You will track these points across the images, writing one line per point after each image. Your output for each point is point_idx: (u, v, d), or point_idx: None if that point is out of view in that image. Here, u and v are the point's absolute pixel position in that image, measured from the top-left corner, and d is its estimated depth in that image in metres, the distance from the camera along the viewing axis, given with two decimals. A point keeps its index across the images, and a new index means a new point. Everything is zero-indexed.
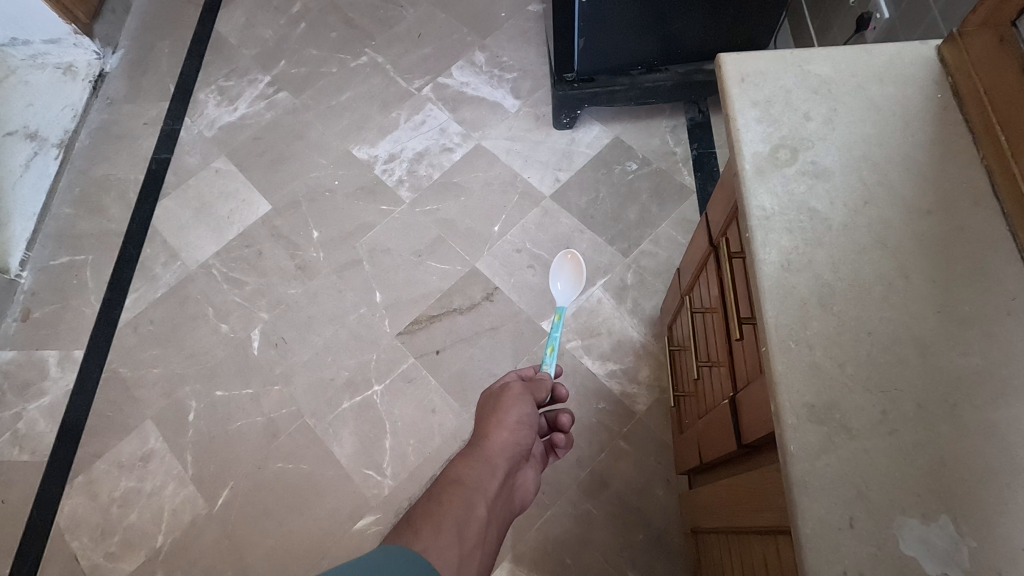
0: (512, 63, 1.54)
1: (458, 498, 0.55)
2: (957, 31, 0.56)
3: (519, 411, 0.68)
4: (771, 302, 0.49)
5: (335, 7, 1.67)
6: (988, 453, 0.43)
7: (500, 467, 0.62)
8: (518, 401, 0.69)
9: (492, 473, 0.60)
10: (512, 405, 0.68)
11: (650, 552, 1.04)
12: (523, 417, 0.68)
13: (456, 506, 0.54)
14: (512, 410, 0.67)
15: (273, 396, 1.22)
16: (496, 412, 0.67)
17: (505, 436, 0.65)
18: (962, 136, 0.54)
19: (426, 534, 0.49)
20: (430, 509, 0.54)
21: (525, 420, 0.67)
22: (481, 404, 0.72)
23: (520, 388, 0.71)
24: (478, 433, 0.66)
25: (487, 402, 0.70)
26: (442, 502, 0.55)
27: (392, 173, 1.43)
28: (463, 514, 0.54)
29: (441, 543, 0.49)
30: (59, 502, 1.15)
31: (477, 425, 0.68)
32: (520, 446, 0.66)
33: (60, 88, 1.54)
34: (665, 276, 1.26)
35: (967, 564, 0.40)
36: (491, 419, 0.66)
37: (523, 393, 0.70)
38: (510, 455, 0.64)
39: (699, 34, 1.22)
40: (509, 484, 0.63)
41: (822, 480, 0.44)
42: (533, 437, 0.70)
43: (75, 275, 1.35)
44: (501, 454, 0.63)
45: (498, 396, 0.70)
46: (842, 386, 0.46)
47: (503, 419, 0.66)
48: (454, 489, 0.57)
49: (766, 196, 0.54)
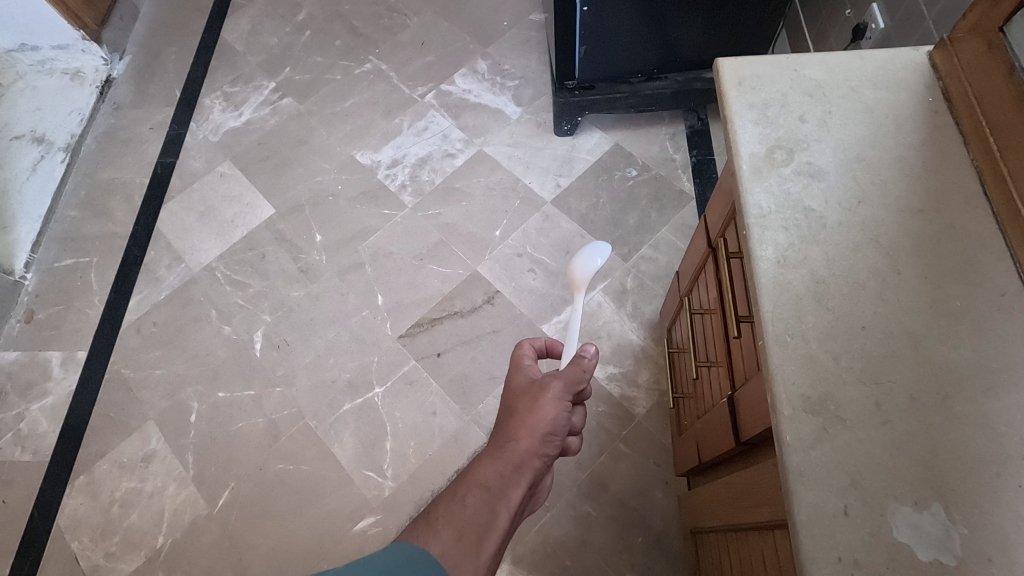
0: (513, 70, 1.56)
1: (480, 502, 0.53)
2: (947, 37, 0.58)
3: (553, 419, 0.61)
4: (766, 298, 0.51)
5: (340, 15, 1.70)
6: (978, 443, 0.44)
7: (526, 476, 0.57)
8: (554, 404, 0.61)
9: (517, 481, 0.56)
10: (545, 408, 0.61)
11: (650, 554, 1.05)
12: (555, 426, 0.61)
13: (478, 512, 0.52)
14: (546, 417, 0.60)
15: (274, 397, 1.22)
16: (530, 416, 0.60)
17: (535, 444, 0.59)
18: (953, 138, 0.56)
19: (446, 536, 0.49)
20: (451, 510, 0.52)
21: (555, 430, 0.61)
22: (509, 394, 0.65)
23: (557, 388, 0.62)
24: (504, 431, 0.60)
25: (518, 397, 0.63)
26: (464, 506, 0.52)
27: (395, 178, 1.45)
28: (485, 520, 0.51)
29: (460, 549, 0.48)
30: (60, 502, 1.15)
31: (503, 420, 0.62)
32: (548, 457, 0.60)
33: (68, 93, 1.56)
34: (664, 281, 1.28)
35: (959, 551, 0.41)
36: (523, 422, 0.60)
37: (561, 396, 0.62)
38: (537, 464, 0.59)
39: (698, 43, 1.24)
40: (530, 491, 0.60)
41: (819, 469, 0.45)
42: (562, 441, 0.64)
43: (79, 277, 1.36)
44: (530, 463, 0.58)
45: (532, 395, 0.62)
46: (837, 378, 0.47)
47: (535, 425, 0.60)
48: (478, 492, 0.54)
49: (762, 194, 0.55)
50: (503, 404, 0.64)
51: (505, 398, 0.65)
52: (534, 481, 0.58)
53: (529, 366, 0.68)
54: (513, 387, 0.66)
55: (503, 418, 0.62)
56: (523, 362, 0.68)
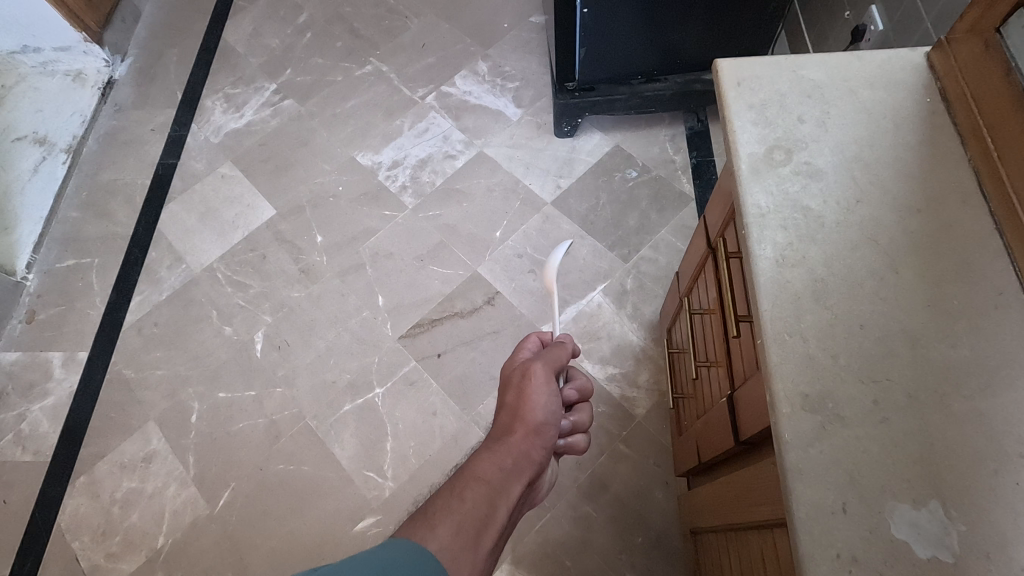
0: (513, 72, 1.57)
1: (479, 496, 0.53)
2: (944, 38, 0.58)
3: (544, 409, 0.62)
4: (765, 297, 0.51)
5: (340, 17, 1.71)
6: (975, 441, 0.44)
7: (525, 470, 0.58)
8: (543, 394, 0.63)
9: (516, 473, 0.57)
10: (538, 398, 0.63)
11: (650, 555, 1.05)
12: (546, 417, 0.62)
13: (477, 506, 0.52)
14: (537, 407, 0.62)
15: (275, 398, 1.23)
16: (522, 407, 0.62)
17: (530, 434, 0.60)
18: (950, 139, 0.56)
19: (443, 531, 0.48)
20: (449, 504, 0.51)
21: (548, 421, 0.63)
22: (502, 388, 0.66)
23: (548, 378, 0.64)
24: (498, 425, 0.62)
25: (509, 391, 0.65)
26: (463, 500, 0.52)
27: (395, 179, 1.45)
28: (484, 514, 0.51)
29: (457, 545, 0.48)
30: (61, 502, 1.15)
31: (498, 415, 0.64)
32: (544, 449, 0.62)
33: (70, 95, 1.57)
34: (664, 282, 1.28)
35: (957, 547, 0.41)
36: (518, 414, 0.62)
37: (549, 385, 0.64)
38: (534, 456, 0.60)
39: (697, 44, 1.25)
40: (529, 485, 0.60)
41: (817, 466, 0.45)
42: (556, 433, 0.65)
43: (80, 278, 1.37)
44: (528, 456, 0.59)
45: (521, 387, 0.64)
46: (835, 375, 0.47)
47: (529, 416, 0.61)
48: (477, 486, 0.54)
49: (761, 194, 0.55)
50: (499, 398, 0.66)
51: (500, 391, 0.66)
52: (532, 473, 0.59)
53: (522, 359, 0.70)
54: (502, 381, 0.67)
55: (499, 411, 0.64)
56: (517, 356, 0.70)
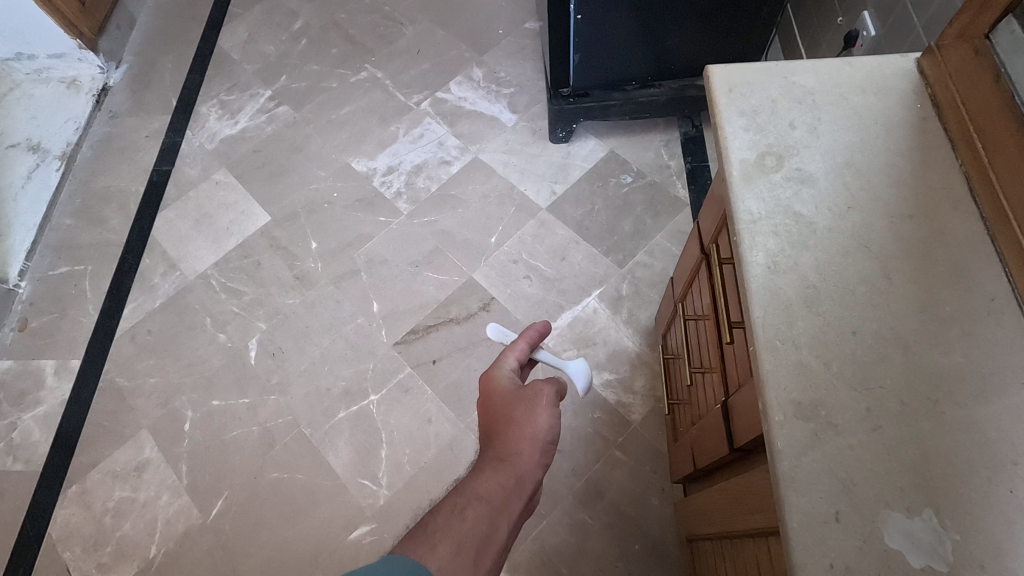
0: (509, 78, 1.57)
1: (480, 515, 0.52)
2: (935, 44, 0.59)
3: (549, 429, 0.60)
4: (758, 303, 0.51)
5: (336, 24, 1.71)
6: (968, 448, 0.44)
7: (528, 487, 0.57)
8: (546, 412, 0.61)
9: (519, 492, 0.56)
10: (540, 413, 0.61)
11: (646, 562, 1.04)
12: (550, 436, 0.61)
13: (479, 525, 0.51)
14: (541, 426, 0.60)
15: (269, 406, 1.22)
16: (525, 424, 0.60)
17: (535, 454, 0.59)
18: (940, 144, 0.56)
19: (443, 550, 0.48)
20: (451, 521, 0.51)
21: (554, 437, 0.61)
22: (500, 400, 0.63)
23: (549, 395, 0.62)
24: (501, 441, 0.60)
25: (508, 405, 0.62)
26: (464, 518, 0.51)
27: (391, 186, 1.45)
28: (484, 533, 0.51)
29: (456, 564, 0.47)
30: (51, 512, 1.14)
31: (498, 428, 0.61)
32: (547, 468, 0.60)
33: (63, 102, 1.56)
34: (659, 287, 1.28)
35: (952, 557, 0.41)
36: (520, 431, 0.60)
37: (553, 403, 0.62)
38: (537, 474, 0.58)
39: (690, 50, 1.25)
40: (532, 503, 0.59)
41: (809, 474, 0.44)
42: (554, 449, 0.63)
43: (74, 285, 1.36)
44: (532, 473, 0.58)
45: (524, 404, 0.62)
46: (828, 383, 0.47)
47: (531, 433, 0.60)
48: (479, 505, 0.53)
49: (753, 200, 0.55)
50: (492, 412, 0.63)
51: (493, 405, 0.63)
52: (535, 492, 0.58)
53: (503, 371, 0.66)
54: (496, 393, 0.64)
55: (499, 424, 0.61)
56: (501, 364, 0.66)
